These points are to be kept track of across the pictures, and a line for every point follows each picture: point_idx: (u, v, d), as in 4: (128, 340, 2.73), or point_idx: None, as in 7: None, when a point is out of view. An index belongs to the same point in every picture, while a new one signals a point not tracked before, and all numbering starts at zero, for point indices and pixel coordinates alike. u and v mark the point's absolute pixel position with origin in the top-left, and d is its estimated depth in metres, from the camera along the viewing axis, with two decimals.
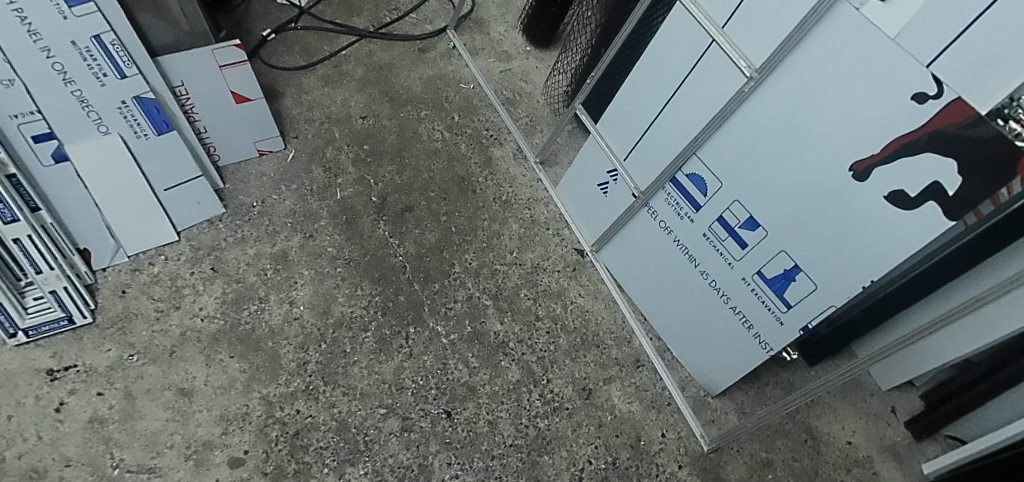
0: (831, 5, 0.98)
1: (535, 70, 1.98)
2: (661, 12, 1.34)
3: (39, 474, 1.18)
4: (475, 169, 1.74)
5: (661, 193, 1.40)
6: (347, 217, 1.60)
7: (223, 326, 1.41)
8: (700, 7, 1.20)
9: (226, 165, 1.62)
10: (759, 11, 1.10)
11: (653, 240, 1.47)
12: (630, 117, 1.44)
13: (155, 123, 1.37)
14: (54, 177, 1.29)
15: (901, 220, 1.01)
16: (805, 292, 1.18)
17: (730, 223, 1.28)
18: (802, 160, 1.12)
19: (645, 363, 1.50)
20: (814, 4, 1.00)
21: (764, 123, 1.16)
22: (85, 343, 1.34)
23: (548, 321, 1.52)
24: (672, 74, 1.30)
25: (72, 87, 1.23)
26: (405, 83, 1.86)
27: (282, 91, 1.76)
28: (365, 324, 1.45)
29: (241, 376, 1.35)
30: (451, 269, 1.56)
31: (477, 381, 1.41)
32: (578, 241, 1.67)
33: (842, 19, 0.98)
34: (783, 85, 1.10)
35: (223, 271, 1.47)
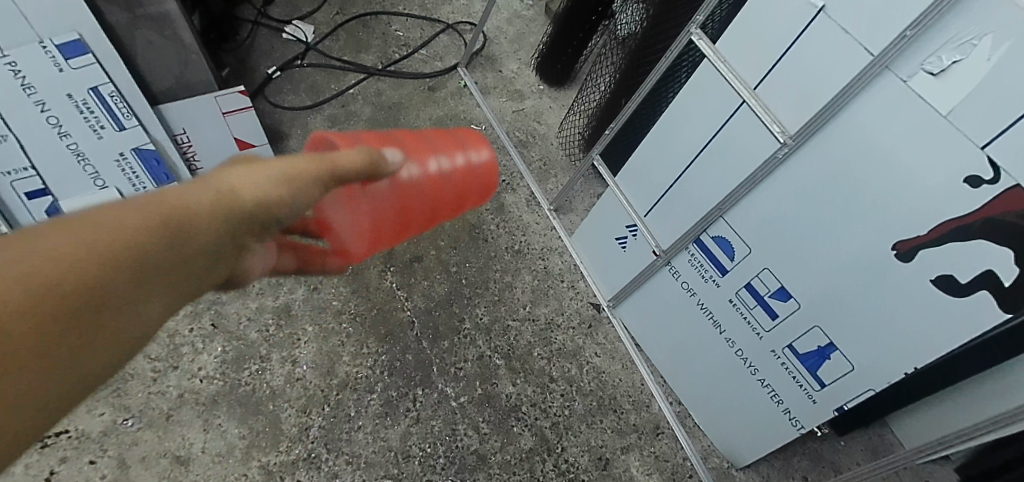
0: (875, 76, 0.91)
1: (549, 110, 1.92)
2: (685, 66, 1.28)
3: None
4: (486, 216, 1.67)
5: (684, 253, 1.36)
6: (354, 268, 1.53)
7: (223, 387, 1.34)
8: (729, 66, 1.14)
9: None
10: (794, 76, 1.03)
11: (674, 300, 1.42)
12: (652, 172, 1.38)
13: (155, 175, 1.32)
14: None
15: (950, 308, 0.95)
16: (841, 372, 1.14)
17: (759, 291, 1.24)
18: (838, 234, 1.06)
19: (665, 430, 1.43)
20: (857, 74, 0.93)
21: (798, 191, 1.10)
22: (78, 407, 1.27)
23: (563, 383, 1.45)
24: (698, 131, 1.25)
25: (67, 140, 1.20)
26: (414, 123, 1.80)
27: (288, 133, 1.71)
28: (370, 386, 1.38)
29: (240, 443, 1.28)
30: (461, 324, 1.49)
31: (488, 449, 1.34)
32: (594, 295, 1.61)
33: (886, 91, 0.91)
34: (818, 154, 1.04)
35: (223, 328, 1.40)
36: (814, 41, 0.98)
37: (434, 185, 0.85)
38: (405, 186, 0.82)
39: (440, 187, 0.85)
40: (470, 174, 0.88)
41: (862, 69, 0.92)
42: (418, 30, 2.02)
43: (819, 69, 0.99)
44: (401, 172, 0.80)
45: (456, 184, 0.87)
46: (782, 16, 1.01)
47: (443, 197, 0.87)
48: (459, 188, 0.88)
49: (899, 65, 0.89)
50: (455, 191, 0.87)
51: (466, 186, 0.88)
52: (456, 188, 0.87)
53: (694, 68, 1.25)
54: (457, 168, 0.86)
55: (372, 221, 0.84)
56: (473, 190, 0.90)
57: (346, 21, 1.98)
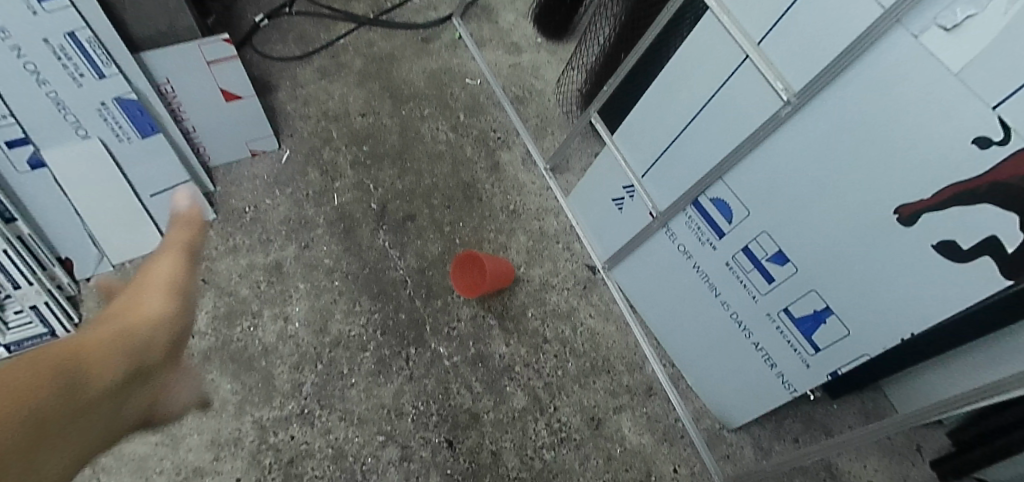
0: (886, 31, 0.87)
1: (547, 65, 1.86)
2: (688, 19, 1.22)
3: None
4: (481, 174, 1.64)
5: (681, 215, 1.33)
6: (345, 226, 1.50)
7: (215, 343, 1.32)
8: (732, 19, 1.09)
9: (218, 166, 1.52)
10: (800, 29, 0.99)
11: (670, 262, 1.40)
12: (650, 131, 1.35)
13: (140, 125, 1.26)
14: (30, 185, 1.21)
15: (951, 274, 0.93)
16: (835, 336, 1.13)
17: (756, 255, 1.22)
18: (838, 198, 1.04)
19: (657, 391, 1.43)
20: (866, 28, 0.89)
21: (800, 153, 1.07)
22: None
23: (556, 344, 1.45)
24: (699, 89, 1.20)
25: (47, 88, 1.13)
26: (407, 77, 1.74)
27: (276, 85, 1.65)
28: (363, 344, 1.37)
29: (233, 398, 1.28)
30: (455, 284, 1.48)
31: (481, 407, 1.35)
32: (590, 256, 1.59)
33: (897, 47, 0.87)
34: (822, 113, 1.01)
35: (214, 284, 1.38)
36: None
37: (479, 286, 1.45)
38: None
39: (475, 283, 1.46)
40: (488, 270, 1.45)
41: (871, 23, 0.88)
42: None
43: (826, 23, 0.94)
44: None
45: None
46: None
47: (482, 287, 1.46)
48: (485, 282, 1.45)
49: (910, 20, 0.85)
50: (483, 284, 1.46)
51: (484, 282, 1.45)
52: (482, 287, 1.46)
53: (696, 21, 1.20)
54: None
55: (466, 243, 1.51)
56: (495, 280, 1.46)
57: None
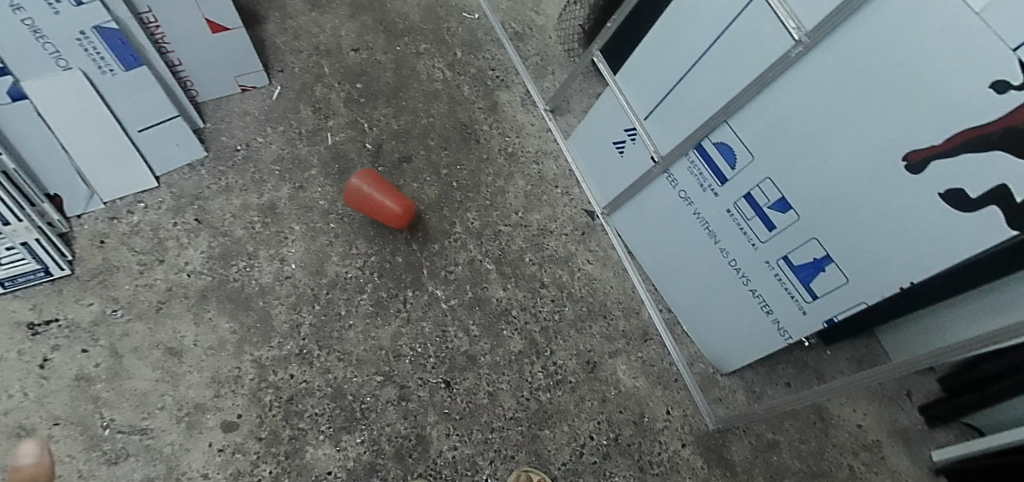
0: None
1: (548, 0, 1.77)
2: None
3: (26, 433, 1.13)
4: (479, 115, 1.59)
5: (683, 160, 1.31)
6: (340, 167, 1.47)
7: (211, 282, 1.31)
8: None
9: (206, 102, 1.46)
10: None
11: (669, 209, 1.39)
12: (655, 72, 1.30)
13: (122, 58, 1.20)
14: (10, 117, 1.15)
15: (956, 223, 0.92)
16: (834, 284, 1.13)
17: (758, 202, 1.20)
18: (845, 144, 1.01)
19: (653, 336, 1.45)
20: None
21: (809, 96, 1.04)
22: (65, 297, 1.25)
23: (553, 288, 1.45)
24: (707, 26, 1.16)
25: (22, 14, 1.07)
26: (402, 10, 1.66)
27: (264, 16, 1.57)
28: (360, 286, 1.37)
29: (231, 337, 1.28)
30: (451, 228, 1.46)
31: (478, 350, 1.36)
32: (589, 202, 1.57)
33: None
34: (835, 54, 0.97)
35: (208, 223, 1.36)
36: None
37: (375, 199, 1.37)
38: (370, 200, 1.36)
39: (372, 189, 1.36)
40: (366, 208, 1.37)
41: None
42: None
43: None
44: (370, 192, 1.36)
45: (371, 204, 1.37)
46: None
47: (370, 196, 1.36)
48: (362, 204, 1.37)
49: None
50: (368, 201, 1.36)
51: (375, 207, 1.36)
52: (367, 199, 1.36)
53: None
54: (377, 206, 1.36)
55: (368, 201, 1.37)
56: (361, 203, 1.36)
57: None
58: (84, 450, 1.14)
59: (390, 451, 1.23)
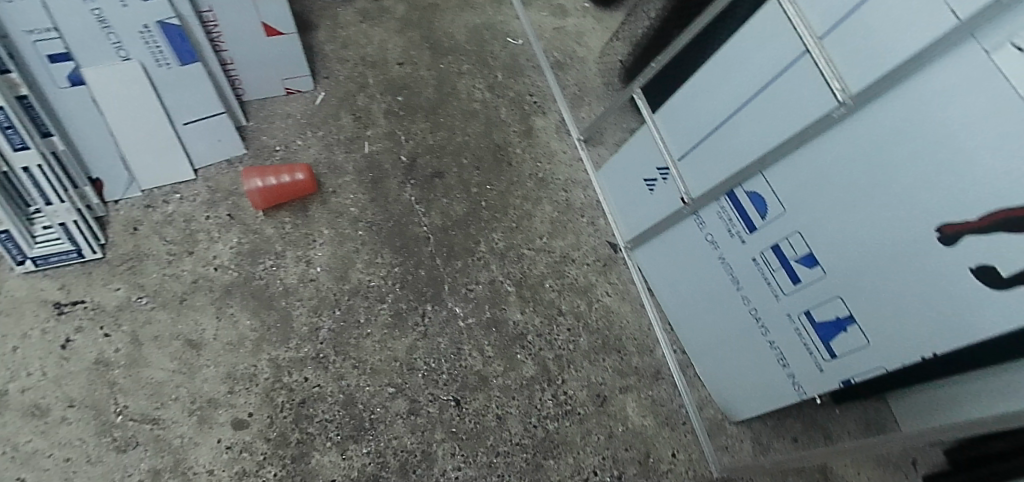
0: (958, 42, 0.84)
1: (591, 33, 1.78)
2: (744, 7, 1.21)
3: (42, 412, 1.16)
4: (513, 138, 1.61)
5: (714, 205, 1.32)
6: (373, 176, 1.49)
7: (237, 278, 1.34)
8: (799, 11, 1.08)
9: (251, 101, 1.50)
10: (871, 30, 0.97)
11: (694, 251, 1.39)
12: (694, 115, 1.32)
13: (180, 53, 1.24)
14: (66, 100, 1.20)
15: (985, 300, 0.92)
16: (854, 345, 1.13)
17: (785, 254, 1.21)
18: (879, 208, 1.02)
19: (665, 376, 1.45)
20: (938, 37, 0.86)
21: (847, 157, 1.05)
22: (94, 279, 1.28)
23: (570, 317, 1.46)
24: (752, 77, 1.18)
25: (92, 5, 1.12)
26: (449, 29, 1.70)
27: (316, 23, 1.61)
28: (381, 295, 1.39)
29: (251, 335, 1.29)
30: (476, 247, 1.48)
31: (490, 371, 1.36)
32: (613, 234, 1.58)
33: (967, 60, 0.84)
34: (877, 119, 0.98)
35: (240, 220, 1.39)
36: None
37: (277, 191, 1.39)
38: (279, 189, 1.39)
39: (259, 201, 1.38)
40: (297, 186, 1.41)
41: (945, 33, 0.85)
42: None
43: (897, 27, 0.93)
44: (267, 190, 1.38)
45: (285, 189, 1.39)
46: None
47: (274, 201, 1.40)
48: (290, 198, 1.41)
49: (986, 35, 0.82)
50: (280, 197, 1.40)
51: (287, 191, 1.40)
52: (277, 198, 1.40)
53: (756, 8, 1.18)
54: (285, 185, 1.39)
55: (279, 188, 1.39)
56: (293, 198, 1.42)
57: None
58: (94, 435, 1.16)
59: (395, 464, 1.23)
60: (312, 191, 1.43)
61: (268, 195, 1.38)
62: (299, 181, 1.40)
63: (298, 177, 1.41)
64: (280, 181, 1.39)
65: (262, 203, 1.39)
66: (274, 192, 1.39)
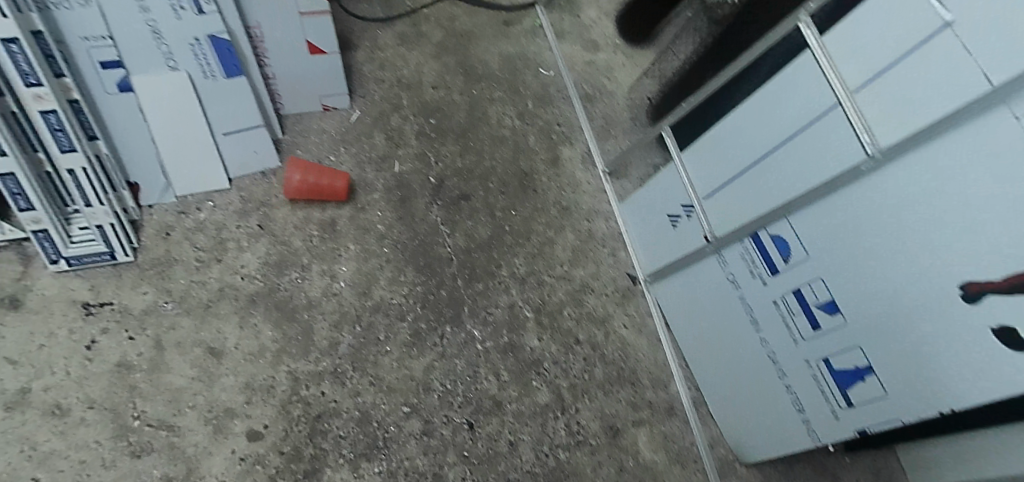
0: (989, 106, 0.86)
1: (621, 68, 1.80)
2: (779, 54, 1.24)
3: (61, 412, 1.16)
4: (540, 165, 1.64)
5: (737, 245, 1.33)
6: (401, 195, 1.52)
7: (262, 288, 1.36)
8: (833, 63, 1.10)
9: (288, 115, 1.54)
10: (902, 87, 0.99)
11: (715, 289, 1.40)
12: (723, 156, 1.34)
13: (226, 66, 1.28)
14: (113, 105, 1.23)
15: (1005, 361, 0.92)
16: (872, 395, 1.13)
17: (806, 299, 1.22)
18: (904, 260, 1.03)
19: (678, 412, 1.45)
20: (969, 100, 0.88)
21: (874, 209, 1.06)
22: (123, 282, 1.30)
23: (587, 347, 1.46)
24: (783, 123, 1.20)
25: (148, 16, 1.16)
26: (483, 56, 1.74)
27: (355, 43, 1.66)
28: (402, 314, 1.40)
29: (272, 346, 1.31)
30: (497, 270, 1.50)
31: (505, 396, 1.37)
32: (633, 266, 1.60)
33: (997, 124, 0.86)
34: (905, 174, 1.00)
35: (270, 230, 1.41)
36: (929, 54, 0.95)
37: (311, 189, 1.43)
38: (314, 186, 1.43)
39: (292, 191, 1.42)
40: (332, 191, 1.45)
41: (976, 96, 0.88)
42: None
43: (928, 87, 0.95)
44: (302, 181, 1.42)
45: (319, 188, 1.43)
46: (909, 23, 0.98)
47: (305, 195, 1.43)
48: (321, 199, 1.45)
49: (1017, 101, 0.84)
50: (313, 195, 1.44)
51: (321, 192, 1.43)
52: (310, 194, 1.43)
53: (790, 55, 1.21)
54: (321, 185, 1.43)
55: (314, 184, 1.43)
56: (323, 200, 1.45)
57: None
58: (111, 438, 1.16)
59: None
60: (342, 200, 1.47)
61: (302, 189, 1.42)
62: (335, 188, 1.44)
63: (335, 183, 1.44)
64: (320, 180, 1.43)
65: (294, 194, 1.43)
66: (309, 189, 1.43)
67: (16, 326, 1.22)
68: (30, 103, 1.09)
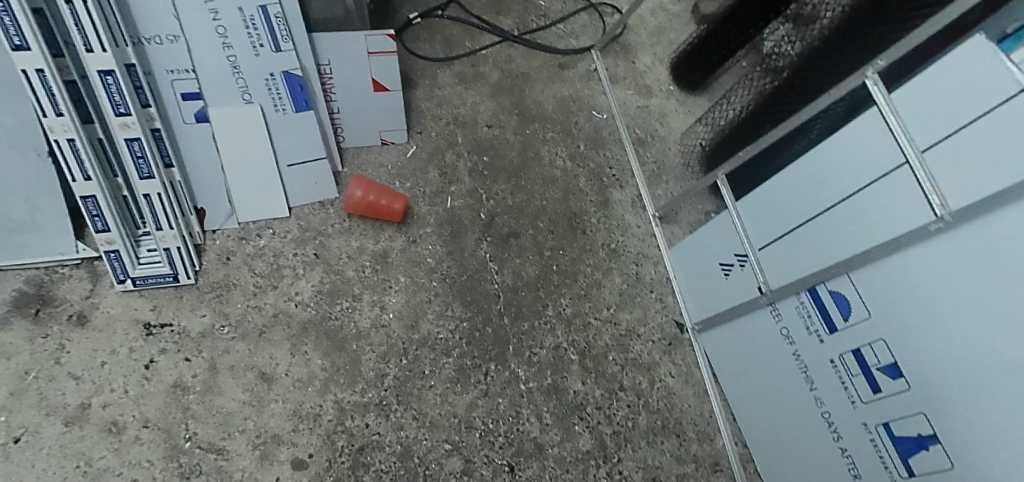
0: None
1: (674, 114, 1.83)
2: (841, 108, 1.23)
3: (117, 429, 1.20)
4: (589, 207, 1.65)
5: (793, 299, 1.30)
6: (452, 230, 1.54)
7: (314, 316, 1.38)
8: (900, 121, 1.08)
9: (349, 148, 1.59)
10: (975, 149, 0.96)
11: (767, 342, 1.37)
12: (781, 208, 1.33)
13: (296, 100, 1.34)
14: (189, 135, 1.30)
15: None
16: (935, 467, 1.06)
17: (867, 360, 1.18)
18: (974, 328, 0.98)
19: (723, 468, 1.40)
20: None
21: (942, 272, 1.02)
22: (184, 304, 1.34)
23: (631, 394, 1.44)
24: (846, 180, 1.18)
25: (229, 52, 1.23)
26: (538, 98, 1.78)
27: (416, 81, 1.71)
28: (447, 349, 1.40)
29: (320, 374, 1.32)
30: (544, 310, 1.49)
31: (546, 439, 1.35)
32: (681, 314, 1.57)
33: None
34: (978, 238, 0.96)
35: (325, 259, 1.45)
36: (1006, 117, 0.91)
37: (370, 207, 1.46)
38: (372, 203, 1.46)
39: (351, 206, 1.46)
40: (389, 211, 1.49)
41: None
42: (561, 3, 1.97)
43: (1004, 150, 0.92)
44: (362, 197, 1.45)
45: (377, 206, 1.47)
46: (982, 84, 0.95)
47: (363, 212, 1.48)
48: (377, 216, 1.49)
49: None
50: (370, 212, 1.48)
51: (378, 211, 1.47)
52: (368, 212, 1.47)
53: (852, 109, 1.20)
54: (380, 203, 1.47)
55: (373, 202, 1.46)
56: (379, 218, 1.49)
57: None
58: (163, 458, 1.19)
59: None
60: (397, 221, 1.50)
61: (361, 206, 1.46)
62: (393, 210, 1.48)
63: (393, 205, 1.48)
64: (379, 199, 1.47)
65: (353, 208, 1.47)
66: (368, 207, 1.47)
67: (81, 341, 1.27)
68: (117, 131, 1.17)
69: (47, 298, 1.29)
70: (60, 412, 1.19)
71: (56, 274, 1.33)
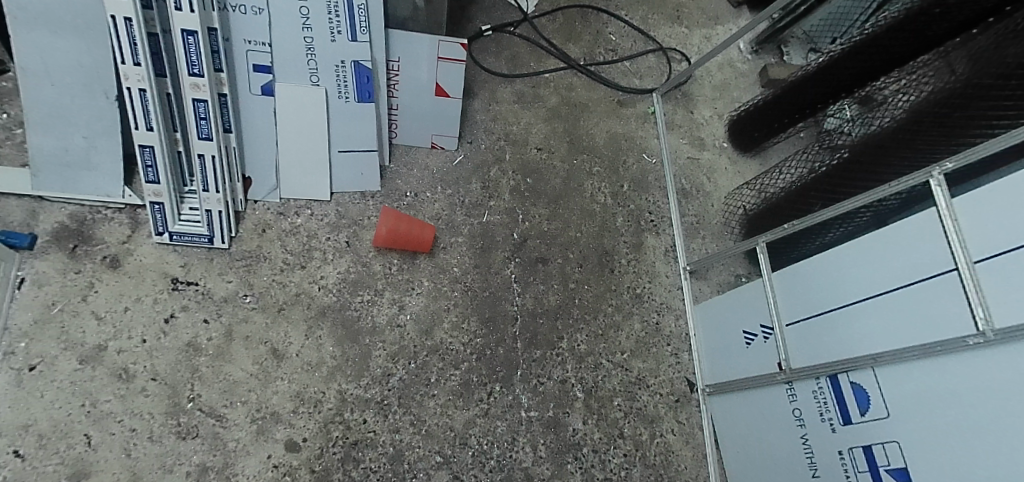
0: None
1: (723, 172, 1.82)
2: (896, 199, 1.21)
3: (127, 377, 1.23)
4: (622, 248, 1.65)
5: (811, 382, 1.25)
6: (484, 244, 1.55)
7: (334, 303, 1.39)
8: (957, 226, 1.01)
9: (399, 144, 1.61)
10: None
11: (776, 419, 1.32)
12: (817, 288, 1.29)
13: (360, 90, 1.36)
14: (252, 105, 1.33)
15: None
16: None
17: (876, 459, 1.11)
18: (990, 459, 0.90)
19: None
20: None
21: (971, 391, 0.95)
22: (213, 266, 1.36)
23: (629, 443, 1.42)
24: (888, 272, 1.13)
25: (307, 33, 1.26)
26: (591, 130, 1.78)
27: (475, 92, 1.73)
28: (457, 362, 1.40)
29: (329, 361, 1.33)
30: (558, 342, 1.49)
31: (537, 471, 1.34)
32: (694, 373, 1.55)
33: None
34: (1015, 362, 0.89)
35: (355, 249, 1.46)
36: None
37: (400, 238, 1.44)
38: (402, 235, 1.44)
39: (381, 239, 1.43)
40: (418, 240, 1.46)
41: None
42: (631, 41, 1.98)
43: None
44: (392, 230, 1.42)
45: (407, 237, 1.44)
46: None
47: (393, 244, 1.45)
48: (406, 248, 1.46)
49: None
50: (400, 244, 1.45)
51: (408, 242, 1.45)
52: (398, 244, 1.45)
53: (907, 204, 1.18)
54: (410, 234, 1.44)
55: (403, 234, 1.44)
56: (408, 248, 1.47)
57: (569, 6, 1.98)
58: (164, 414, 1.21)
59: None
60: (426, 250, 1.49)
61: (391, 238, 1.43)
62: (423, 237, 1.46)
63: (421, 234, 1.46)
64: (409, 229, 1.44)
65: (383, 241, 1.43)
66: (398, 238, 1.44)
67: (109, 284, 1.30)
68: (188, 90, 1.20)
69: (86, 236, 1.33)
70: (77, 350, 1.23)
71: (99, 215, 1.35)
